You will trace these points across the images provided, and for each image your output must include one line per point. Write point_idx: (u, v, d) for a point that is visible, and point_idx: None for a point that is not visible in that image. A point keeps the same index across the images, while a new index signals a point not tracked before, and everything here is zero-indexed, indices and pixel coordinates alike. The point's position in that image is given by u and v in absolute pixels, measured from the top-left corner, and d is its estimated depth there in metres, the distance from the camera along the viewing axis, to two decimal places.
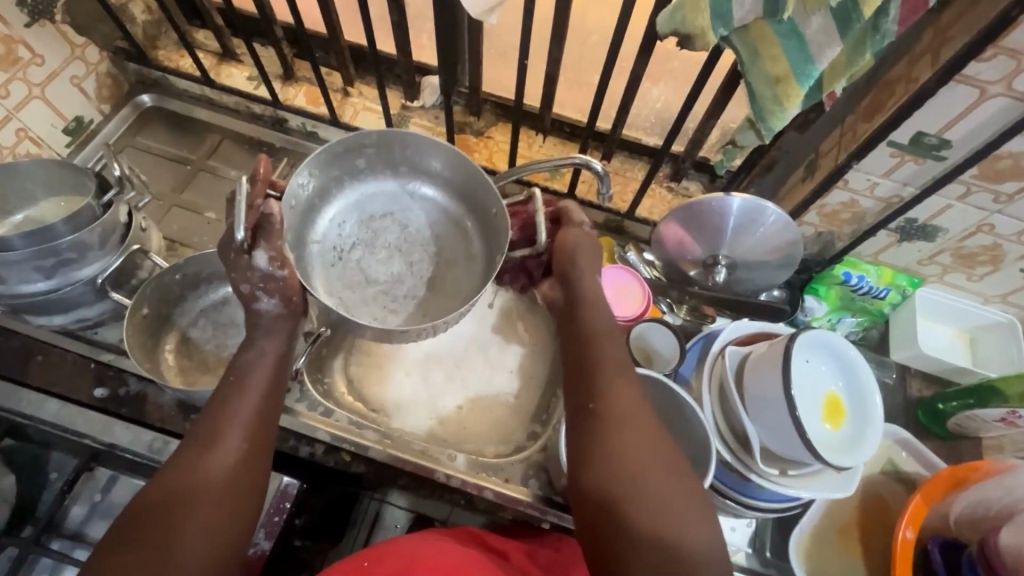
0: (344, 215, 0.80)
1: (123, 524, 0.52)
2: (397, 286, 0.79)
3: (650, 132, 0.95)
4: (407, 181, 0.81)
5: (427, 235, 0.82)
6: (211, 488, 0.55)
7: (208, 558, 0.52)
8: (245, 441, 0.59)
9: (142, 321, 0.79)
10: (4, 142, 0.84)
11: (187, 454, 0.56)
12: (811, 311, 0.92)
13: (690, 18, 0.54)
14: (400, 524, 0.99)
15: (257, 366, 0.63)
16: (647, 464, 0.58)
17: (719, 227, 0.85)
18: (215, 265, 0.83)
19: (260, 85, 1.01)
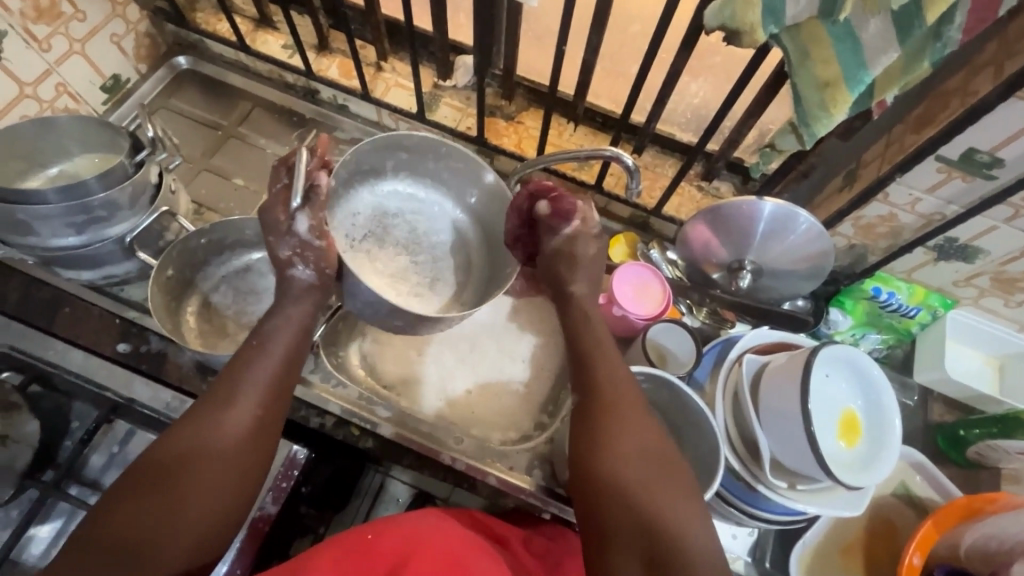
0: (365, 207, 0.80)
1: (136, 469, 0.54)
2: (403, 283, 0.79)
3: (686, 128, 0.92)
4: (427, 187, 0.82)
5: (435, 241, 0.83)
6: (222, 450, 0.56)
7: (210, 515, 0.54)
8: (258, 406, 0.59)
9: (166, 282, 0.80)
10: (44, 96, 0.85)
11: (201, 411, 0.57)
12: (834, 324, 0.90)
13: (740, 13, 0.52)
14: (401, 499, 1.02)
15: (279, 333, 0.63)
16: (642, 457, 0.58)
17: (747, 233, 0.83)
18: (239, 232, 0.84)
19: (294, 54, 1.01)
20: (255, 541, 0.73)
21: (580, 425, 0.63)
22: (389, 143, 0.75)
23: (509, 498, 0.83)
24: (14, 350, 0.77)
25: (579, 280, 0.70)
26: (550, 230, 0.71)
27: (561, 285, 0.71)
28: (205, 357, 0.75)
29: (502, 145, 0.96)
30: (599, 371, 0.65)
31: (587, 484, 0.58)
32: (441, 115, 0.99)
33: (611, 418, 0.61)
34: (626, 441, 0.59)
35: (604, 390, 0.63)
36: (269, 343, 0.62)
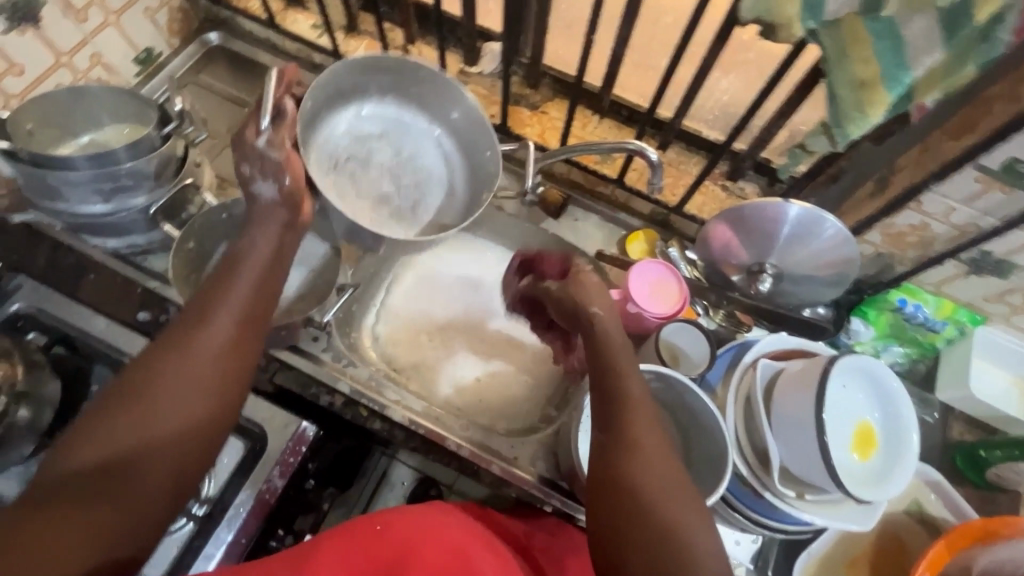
0: (348, 127, 0.80)
1: (106, 399, 0.51)
2: (385, 206, 0.80)
3: (712, 125, 0.90)
4: (409, 112, 0.83)
5: (419, 164, 0.83)
6: (196, 364, 0.54)
7: (184, 432, 0.52)
8: (234, 322, 0.57)
9: (187, 254, 0.82)
10: (78, 66, 0.87)
11: (178, 329, 0.55)
12: (855, 334, 0.88)
13: (778, 6, 0.50)
14: (405, 481, 1.11)
15: (254, 254, 0.61)
16: (657, 457, 0.58)
17: (771, 235, 0.81)
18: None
19: (322, 34, 1.02)
20: (261, 513, 0.75)
21: (601, 429, 0.62)
22: (370, 66, 0.76)
23: (511, 489, 0.83)
24: (41, 313, 0.80)
25: (596, 299, 0.70)
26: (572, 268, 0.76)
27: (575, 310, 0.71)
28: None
29: (524, 134, 0.95)
30: (615, 366, 0.64)
31: (607, 487, 0.58)
32: None
33: (620, 415, 0.61)
34: (639, 440, 0.59)
35: (618, 387, 0.63)
36: (247, 273, 0.60)
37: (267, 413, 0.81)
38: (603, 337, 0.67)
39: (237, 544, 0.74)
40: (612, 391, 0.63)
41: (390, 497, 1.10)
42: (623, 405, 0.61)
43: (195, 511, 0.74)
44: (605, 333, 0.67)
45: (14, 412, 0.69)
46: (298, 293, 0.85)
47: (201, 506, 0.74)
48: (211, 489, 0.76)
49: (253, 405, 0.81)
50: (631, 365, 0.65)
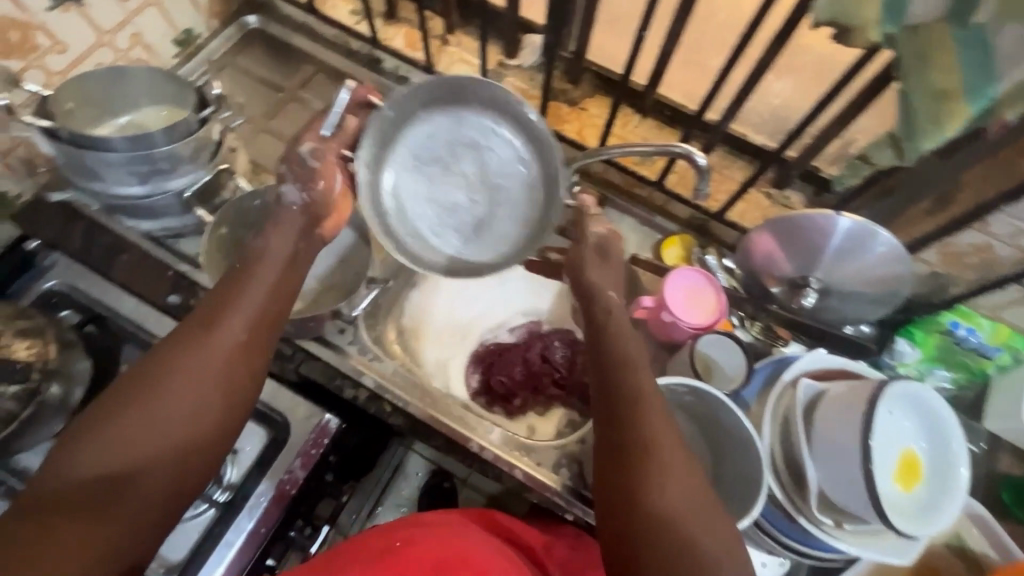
0: (438, 130, 0.76)
1: (110, 402, 0.51)
2: (450, 220, 0.76)
3: (761, 130, 0.86)
4: (504, 123, 0.75)
5: (500, 182, 0.77)
6: (207, 372, 0.54)
7: (190, 438, 0.52)
8: (246, 330, 0.58)
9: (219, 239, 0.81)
10: (120, 45, 0.87)
11: (186, 335, 0.56)
12: (901, 355, 0.83)
13: (856, 8, 0.48)
14: (419, 473, 1.16)
15: (271, 260, 0.63)
16: (670, 454, 0.55)
17: (818, 249, 0.78)
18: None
19: (361, 21, 1.02)
20: (280, 504, 0.75)
21: (610, 426, 0.59)
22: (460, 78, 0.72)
23: (531, 493, 0.82)
24: (75, 291, 0.82)
25: (611, 281, 0.67)
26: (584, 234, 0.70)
27: (590, 288, 0.67)
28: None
29: (562, 131, 0.92)
30: (627, 359, 0.61)
31: (620, 495, 0.55)
32: None
33: (631, 410, 0.58)
34: (651, 433, 0.56)
35: (628, 379, 0.60)
36: (256, 281, 0.61)
37: (291, 402, 0.81)
38: (613, 325, 0.64)
39: (256, 533, 0.74)
40: (621, 385, 0.60)
41: (403, 487, 1.15)
42: (634, 399, 0.58)
43: (217, 497, 0.76)
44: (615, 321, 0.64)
45: (46, 389, 0.70)
46: (330, 283, 0.85)
47: (223, 493, 0.76)
48: (234, 476, 0.77)
49: (279, 393, 0.81)
50: (643, 358, 0.62)
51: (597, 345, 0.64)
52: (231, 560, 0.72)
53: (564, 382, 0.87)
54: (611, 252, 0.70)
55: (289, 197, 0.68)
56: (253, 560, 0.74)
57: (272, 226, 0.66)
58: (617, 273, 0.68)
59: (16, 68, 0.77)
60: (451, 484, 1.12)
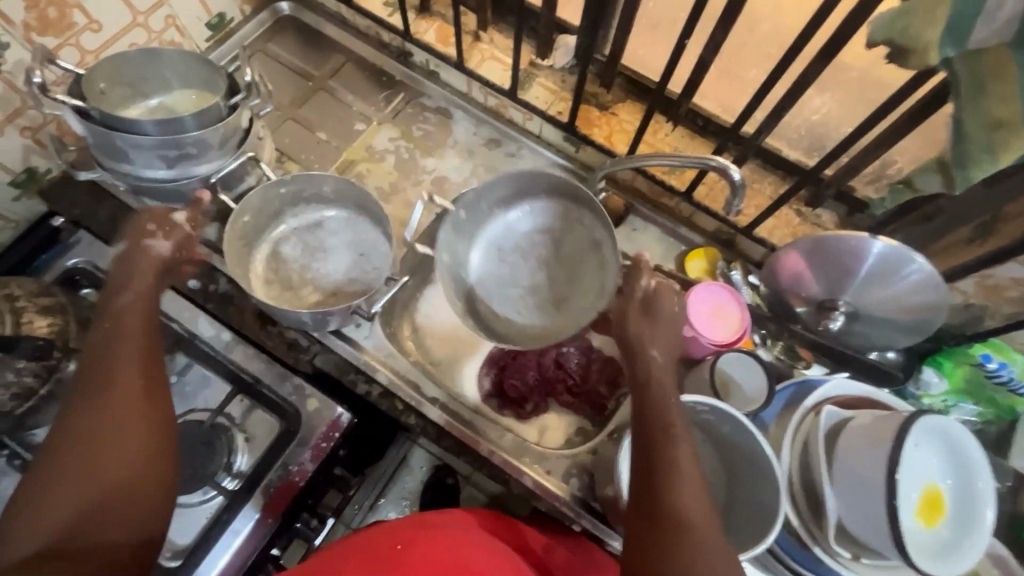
0: (517, 222, 0.90)
1: (23, 494, 0.50)
2: (534, 297, 0.87)
3: (796, 145, 0.84)
4: (570, 203, 0.88)
5: (574, 260, 0.88)
6: (113, 426, 0.53)
7: (122, 487, 0.51)
8: (139, 372, 0.57)
9: (241, 226, 0.82)
10: (153, 26, 0.87)
11: (84, 403, 0.55)
12: (926, 385, 0.82)
13: (916, 29, 0.46)
14: (422, 467, 1.15)
15: (139, 305, 0.62)
16: (701, 519, 0.54)
17: (850, 272, 0.76)
18: (318, 188, 0.85)
19: (394, 13, 0.99)
20: (287, 496, 0.75)
21: (640, 459, 0.60)
22: (527, 174, 0.85)
23: (541, 501, 0.81)
24: (97, 270, 0.83)
25: (653, 339, 0.66)
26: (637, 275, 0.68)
27: (631, 337, 0.66)
28: (269, 305, 0.75)
29: (591, 135, 0.91)
30: (667, 424, 0.60)
31: (649, 517, 0.56)
32: (532, 95, 0.94)
33: (662, 475, 0.57)
34: (683, 498, 0.55)
35: (661, 414, 0.61)
36: (130, 330, 0.60)
37: (302, 394, 0.80)
38: (654, 386, 0.64)
39: (264, 522, 0.74)
40: (652, 421, 0.61)
41: (406, 481, 1.14)
42: (660, 444, 0.59)
43: (226, 485, 0.76)
44: (655, 384, 0.64)
45: (63, 367, 0.70)
46: (348, 277, 0.85)
47: (235, 480, 0.77)
48: (244, 464, 0.78)
49: (291, 385, 0.81)
50: (683, 427, 0.61)
51: (637, 385, 0.65)
52: (239, 546, 0.73)
53: (577, 391, 0.85)
54: (656, 297, 0.68)
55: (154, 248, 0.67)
56: (258, 549, 0.74)
57: (130, 272, 0.65)
58: (664, 322, 0.66)
59: (52, 46, 0.77)
60: (455, 481, 1.11)
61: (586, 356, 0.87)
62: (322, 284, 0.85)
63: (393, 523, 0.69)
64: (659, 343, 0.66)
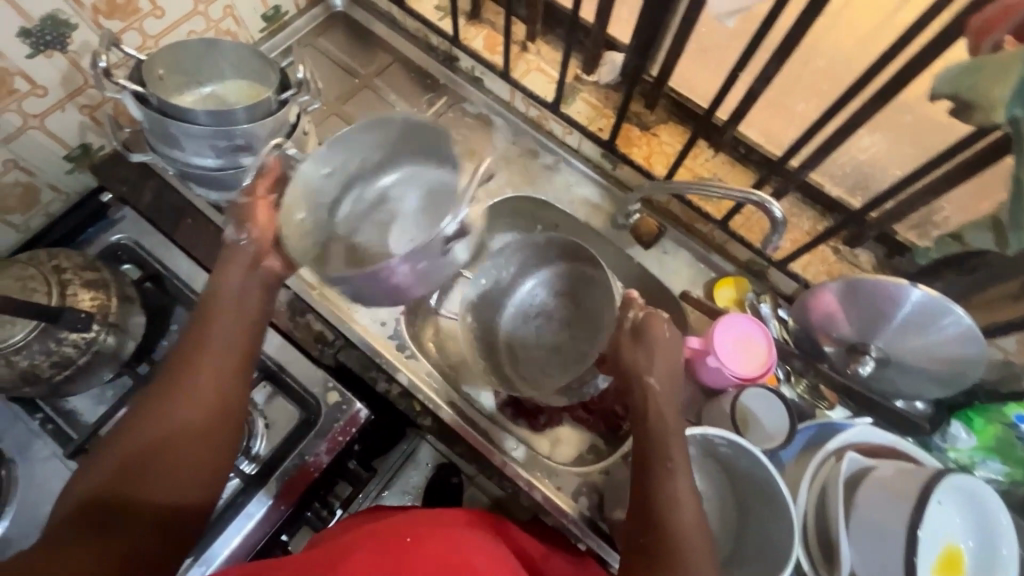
0: (538, 285, 0.90)
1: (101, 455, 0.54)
2: (558, 357, 0.87)
3: (839, 182, 0.83)
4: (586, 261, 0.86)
5: (589, 316, 0.87)
6: (189, 414, 0.56)
7: (182, 473, 0.54)
8: (218, 364, 0.59)
9: (301, 227, 0.74)
10: (212, 16, 0.89)
11: (165, 382, 0.57)
12: (953, 439, 0.79)
13: (983, 84, 0.46)
14: (429, 463, 1.18)
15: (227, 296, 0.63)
16: (694, 551, 0.55)
17: (884, 317, 0.74)
18: (366, 154, 0.79)
19: (444, 17, 1.00)
20: (303, 485, 0.77)
21: (638, 486, 0.61)
22: (536, 241, 0.86)
23: (549, 516, 0.82)
24: (141, 248, 0.86)
25: (653, 365, 0.64)
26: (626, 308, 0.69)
27: (632, 366, 0.65)
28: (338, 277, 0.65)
29: (629, 155, 0.91)
30: (666, 455, 0.60)
31: (642, 546, 0.57)
32: (574, 110, 0.94)
33: (657, 507, 0.58)
34: (677, 527, 0.56)
35: (659, 444, 0.61)
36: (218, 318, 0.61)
37: (325, 386, 0.82)
38: (653, 414, 0.63)
39: (277, 510, 0.76)
40: (653, 449, 0.61)
41: (411, 475, 1.17)
42: (657, 475, 0.60)
43: (245, 468, 0.78)
44: (655, 412, 0.63)
45: (102, 339, 0.72)
46: None
47: (253, 465, 0.78)
48: (262, 449, 0.79)
49: (314, 376, 0.82)
50: (682, 458, 0.60)
51: (637, 413, 0.64)
52: (250, 530, 0.75)
53: (593, 408, 0.85)
54: (651, 328, 0.66)
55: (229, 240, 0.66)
56: (270, 534, 0.76)
57: (225, 264, 0.64)
58: (658, 351, 0.65)
59: (117, 29, 0.79)
60: (460, 480, 1.13)
61: (592, 387, 0.84)
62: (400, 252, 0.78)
63: (409, 516, 0.69)
64: (662, 372, 0.64)
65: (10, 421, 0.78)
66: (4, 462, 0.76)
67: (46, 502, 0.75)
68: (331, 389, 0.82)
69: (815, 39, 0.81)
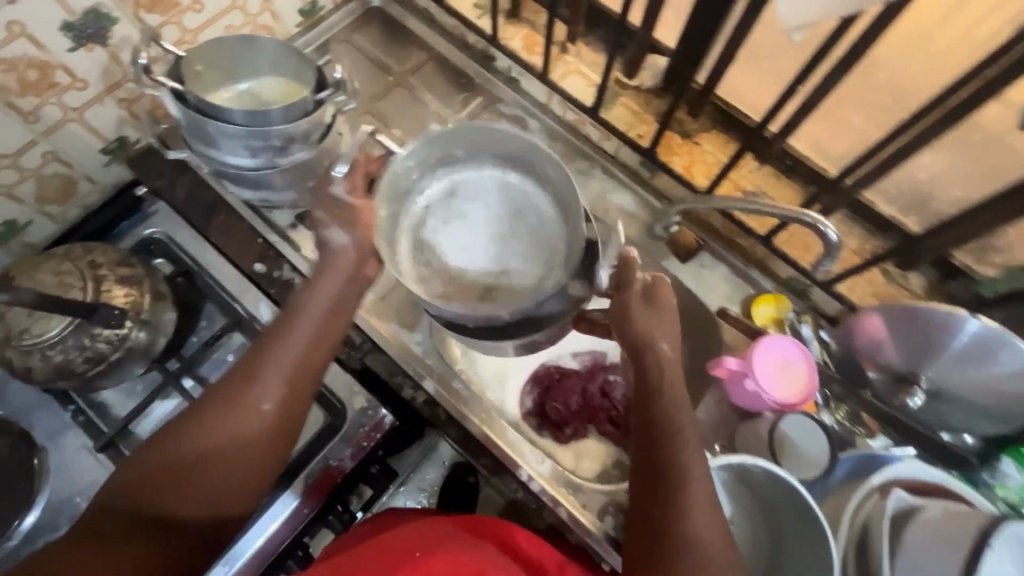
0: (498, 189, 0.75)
1: (156, 448, 0.54)
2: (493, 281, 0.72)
3: (892, 201, 0.79)
4: (554, 214, 0.73)
5: (544, 245, 0.73)
6: (245, 428, 0.56)
7: (226, 487, 0.54)
8: (283, 382, 0.58)
9: (380, 222, 0.71)
10: (250, 10, 0.88)
11: (231, 387, 0.57)
12: (1003, 477, 0.72)
13: None
14: (446, 461, 1.14)
15: (307, 312, 0.62)
16: (707, 523, 0.55)
17: (937, 346, 0.70)
18: (449, 149, 0.73)
19: (483, 16, 0.99)
20: (328, 489, 0.77)
21: (645, 467, 0.59)
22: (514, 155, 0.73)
23: (571, 533, 0.80)
24: (175, 245, 0.87)
25: (664, 332, 0.62)
26: (626, 267, 0.64)
27: (637, 337, 0.62)
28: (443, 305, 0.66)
29: (670, 164, 0.89)
30: (676, 433, 0.59)
31: (654, 524, 0.56)
32: (613, 115, 0.92)
33: (670, 486, 0.57)
34: (694, 506, 0.55)
35: (667, 423, 0.59)
36: (293, 329, 0.60)
37: (351, 391, 0.81)
38: (662, 395, 0.61)
39: (300, 513, 0.76)
40: (660, 429, 0.59)
41: (428, 472, 1.13)
42: (666, 455, 0.58)
43: None
44: (667, 384, 0.61)
45: (134, 335, 0.73)
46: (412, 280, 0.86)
47: None
48: None
49: (341, 380, 0.82)
50: (690, 434, 0.59)
51: (642, 389, 0.62)
52: (273, 532, 0.75)
53: (621, 423, 0.83)
54: (655, 297, 0.63)
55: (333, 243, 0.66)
56: (293, 536, 0.76)
57: (325, 269, 0.65)
58: (664, 318, 0.63)
59: (157, 23, 0.79)
60: (475, 480, 1.10)
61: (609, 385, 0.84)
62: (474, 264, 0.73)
63: (400, 532, 0.64)
64: (668, 348, 0.62)
65: (45, 409, 0.80)
66: (36, 450, 0.77)
67: (75, 492, 0.76)
68: (358, 386, 0.82)
69: (885, 49, 0.68)
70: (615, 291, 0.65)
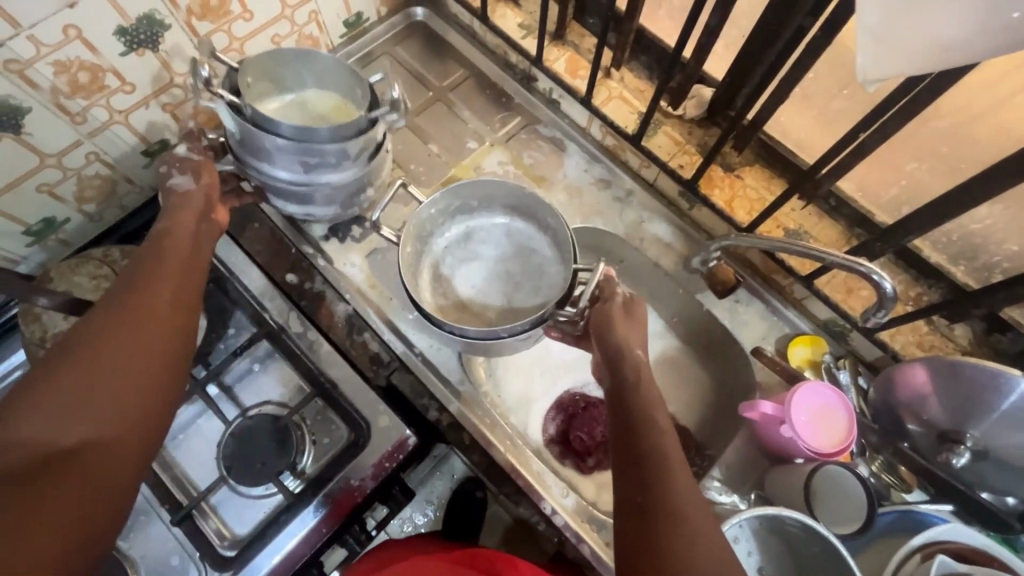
0: (504, 229, 0.83)
1: (21, 397, 0.47)
2: (491, 310, 0.79)
3: (942, 250, 0.77)
4: (552, 255, 0.80)
5: (532, 282, 0.80)
6: (134, 352, 0.53)
7: (132, 408, 0.51)
8: (163, 311, 0.57)
9: (407, 257, 0.77)
10: (297, 21, 0.88)
11: (99, 326, 0.53)
12: None
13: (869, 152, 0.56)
14: (456, 473, 1.11)
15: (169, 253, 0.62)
16: (695, 511, 0.53)
17: (986, 404, 0.67)
18: (465, 200, 0.80)
19: (527, 36, 0.97)
20: (347, 508, 0.75)
21: (627, 463, 0.57)
22: (521, 199, 0.79)
23: (592, 570, 0.78)
24: None
25: (638, 339, 0.64)
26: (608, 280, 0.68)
27: (607, 335, 0.64)
28: (445, 326, 0.69)
29: (710, 197, 0.86)
30: (654, 425, 0.58)
31: (643, 520, 0.53)
32: (656, 143, 0.90)
33: (655, 475, 0.55)
34: (680, 494, 0.54)
35: (644, 418, 0.59)
36: (160, 270, 0.60)
37: (375, 410, 0.79)
38: (636, 390, 0.61)
39: (317, 531, 0.74)
40: (638, 424, 0.59)
41: (437, 485, 1.10)
42: (647, 446, 0.57)
43: (290, 486, 0.76)
44: (643, 384, 0.62)
45: None
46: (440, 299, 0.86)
47: (298, 482, 0.77)
48: (309, 465, 0.78)
49: (366, 397, 0.80)
50: (667, 425, 0.59)
51: (617, 388, 0.62)
52: (292, 548, 0.73)
53: None
54: (636, 306, 0.66)
55: (177, 188, 0.68)
56: (309, 554, 0.75)
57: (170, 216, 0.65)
58: (638, 325, 0.65)
59: (207, 30, 0.78)
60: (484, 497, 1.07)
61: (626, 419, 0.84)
62: (487, 299, 0.80)
63: None
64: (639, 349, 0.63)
65: None
66: None
67: None
68: (377, 408, 0.79)
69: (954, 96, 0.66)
70: (596, 303, 0.68)
